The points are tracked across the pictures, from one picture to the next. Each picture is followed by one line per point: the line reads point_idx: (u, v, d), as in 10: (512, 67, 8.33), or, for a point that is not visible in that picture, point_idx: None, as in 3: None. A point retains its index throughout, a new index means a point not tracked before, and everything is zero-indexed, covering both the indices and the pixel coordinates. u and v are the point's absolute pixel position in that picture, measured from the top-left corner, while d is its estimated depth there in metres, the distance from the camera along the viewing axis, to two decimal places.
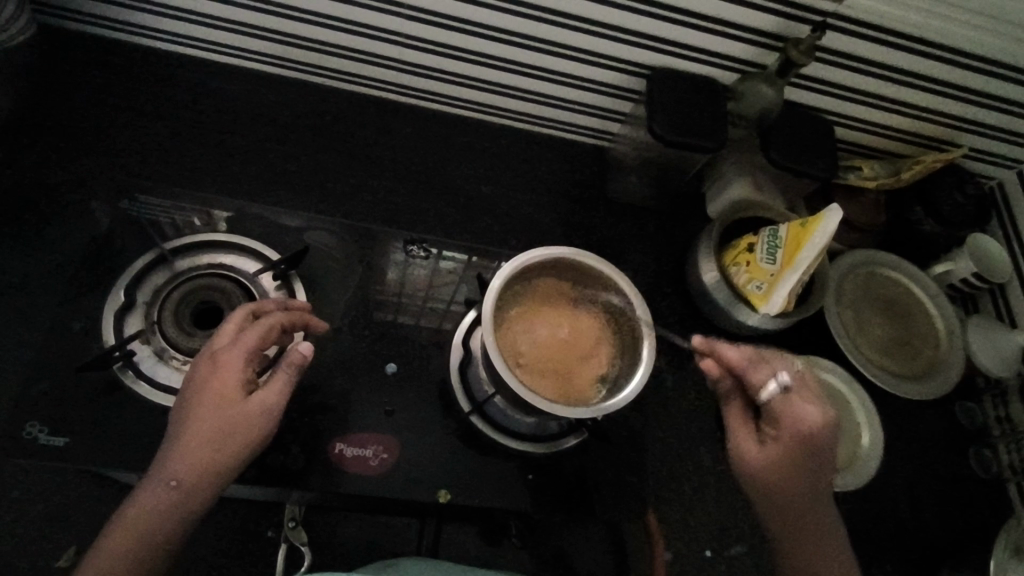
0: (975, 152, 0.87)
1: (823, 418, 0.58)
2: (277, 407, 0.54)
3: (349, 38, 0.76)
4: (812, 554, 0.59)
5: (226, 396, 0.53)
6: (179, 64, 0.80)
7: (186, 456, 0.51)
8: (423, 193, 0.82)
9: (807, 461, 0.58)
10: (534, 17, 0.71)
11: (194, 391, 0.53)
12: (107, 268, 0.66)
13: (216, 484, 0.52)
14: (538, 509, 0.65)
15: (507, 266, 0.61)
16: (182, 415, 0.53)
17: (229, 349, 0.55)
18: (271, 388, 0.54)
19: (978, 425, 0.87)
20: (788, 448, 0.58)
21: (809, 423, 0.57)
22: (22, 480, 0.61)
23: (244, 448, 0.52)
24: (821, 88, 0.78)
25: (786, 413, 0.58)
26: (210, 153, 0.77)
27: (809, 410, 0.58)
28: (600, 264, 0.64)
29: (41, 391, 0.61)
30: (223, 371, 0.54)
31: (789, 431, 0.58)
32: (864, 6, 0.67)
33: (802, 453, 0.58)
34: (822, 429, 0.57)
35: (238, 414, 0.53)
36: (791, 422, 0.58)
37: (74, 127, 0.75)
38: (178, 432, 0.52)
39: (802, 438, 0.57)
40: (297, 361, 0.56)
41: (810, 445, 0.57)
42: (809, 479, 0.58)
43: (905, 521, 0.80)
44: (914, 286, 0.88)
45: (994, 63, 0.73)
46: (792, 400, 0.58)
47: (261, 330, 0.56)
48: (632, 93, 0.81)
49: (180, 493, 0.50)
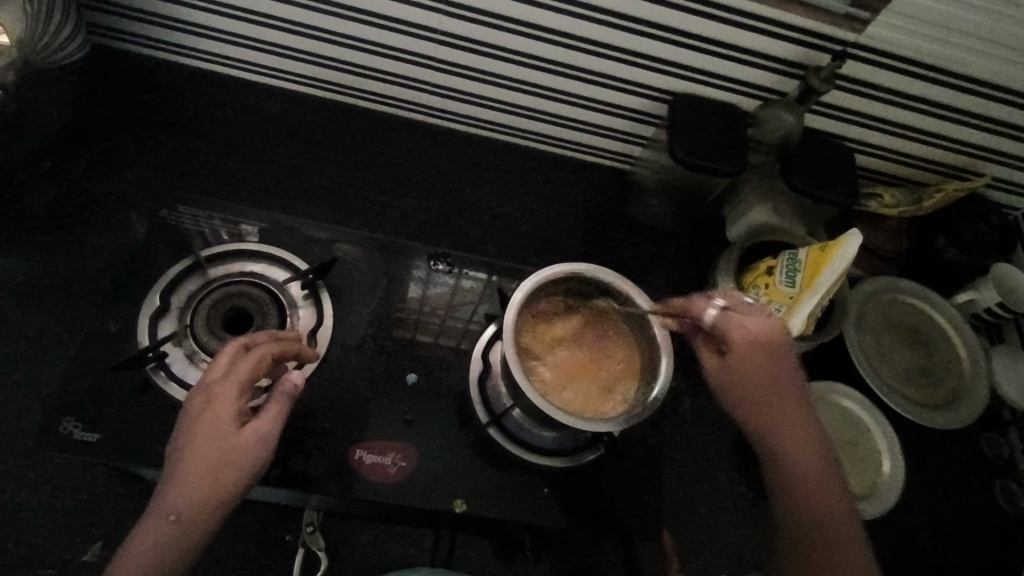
0: (1000, 181, 0.87)
1: (765, 323, 0.59)
2: (272, 435, 0.54)
3: (381, 60, 0.79)
4: (796, 491, 0.57)
5: (220, 428, 0.53)
6: (222, 83, 0.84)
7: (183, 488, 0.51)
8: (448, 211, 0.85)
9: (766, 372, 0.58)
10: (558, 43, 0.73)
11: (188, 426, 0.53)
12: (143, 275, 0.69)
13: (214, 517, 0.51)
14: (553, 523, 0.65)
15: (507, 308, 0.60)
16: (179, 450, 0.53)
17: (222, 382, 0.55)
18: (266, 417, 0.55)
19: (1005, 458, 0.85)
20: (743, 361, 0.58)
21: (752, 332, 0.59)
22: (54, 477, 0.63)
23: (242, 479, 0.52)
24: (840, 115, 0.79)
25: (729, 330, 0.59)
26: (246, 168, 0.81)
27: (750, 320, 0.59)
28: (547, 274, 0.63)
29: (76, 389, 0.63)
30: (218, 402, 0.54)
31: (737, 345, 0.59)
32: (881, 34, 0.68)
33: (758, 363, 0.58)
34: (764, 335, 0.59)
35: (232, 444, 0.53)
36: (737, 332, 0.59)
37: (119, 142, 0.79)
38: (175, 468, 0.52)
39: (753, 347, 0.58)
40: (289, 390, 0.56)
41: (759, 351, 0.58)
42: (770, 389, 0.58)
43: (927, 554, 0.79)
44: (935, 313, 0.87)
45: (1013, 93, 0.74)
46: (732, 315, 0.60)
47: (253, 361, 0.56)
48: (652, 118, 0.83)
49: (178, 529, 0.50)
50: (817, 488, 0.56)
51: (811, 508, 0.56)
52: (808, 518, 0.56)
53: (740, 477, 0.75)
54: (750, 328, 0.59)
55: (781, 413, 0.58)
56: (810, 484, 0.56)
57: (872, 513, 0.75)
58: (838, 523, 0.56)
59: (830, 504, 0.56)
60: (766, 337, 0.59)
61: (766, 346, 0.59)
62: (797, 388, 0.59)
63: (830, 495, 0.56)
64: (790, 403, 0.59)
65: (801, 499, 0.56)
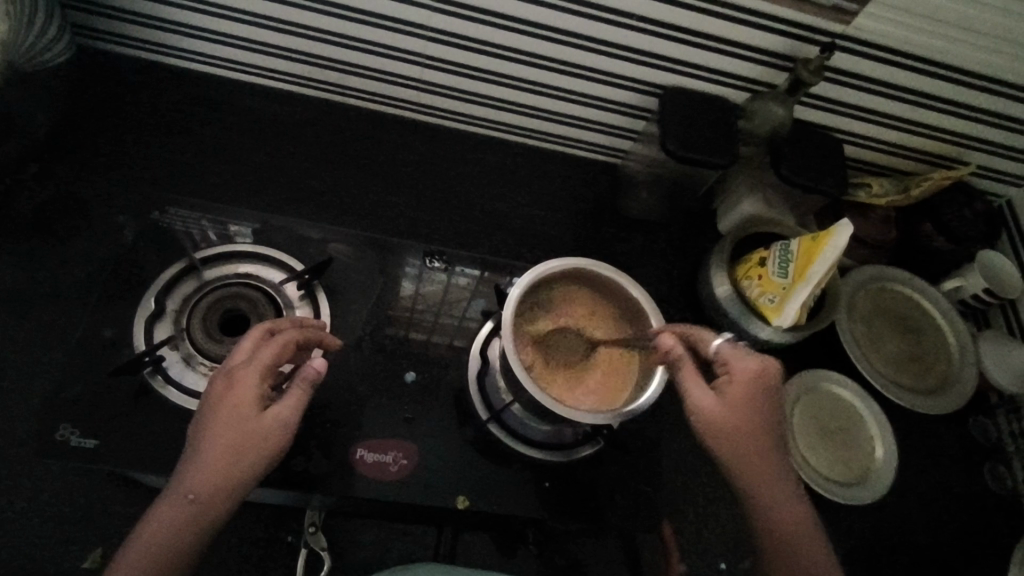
0: (984, 170, 0.88)
1: (767, 361, 0.60)
2: (291, 421, 0.54)
3: (371, 58, 0.78)
4: (785, 535, 0.57)
5: (240, 411, 0.53)
6: (210, 83, 0.83)
7: (202, 470, 0.51)
8: (441, 208, 0.85)
9: (758, 407, 0.59)
10: (551, 38, 0.73)
11: (210, 407, 0.53)
12: (136, 278, 0.68)
13: (231, 499, 0.51)
14: (554, 517, 0.66)
15: (513, 293, 0.61)
16: (199, 430, 0.53)
17: (245, 365, 0.55)
18: (285, 404, 0.54)
19: (993, 442, 0.87)
20: (743, 392, 0.58)
21: (753, 367, 0.59)
22: (51, 484, 0.63)
23: (259, 462, 0.52)
24: (830, 107, 0.80)
25: (733, 361, 0.60)
26: (236, 168, 0.80)
27: (752, 354, 0.60)
28: (535, 273, 0.63)
29: (72, 395, 0.62)
30: (239, 387, 0.54)
31: (737, 377, 0.59)
32: (869, 27, 0.69)
33: (755, 397, 0.59)
34: (765, 371, 0.59)
35: (252, 427, 0.52)
36: (740, 364, 0.59)
37: (105, 145, 0.78)
38: (195, 448, 0.52)
39: (754, 381, 0.59)
40: (310, 377, 0.56)
41: (759, 388, 0.59)
42: (759, 424, 0.58)
43: (921, 538, 0.80)
44: (923, 300, 0.89)
45: (999, 83, 0.75)
46: (736, 349, 0.61)
47: (277, 346, 0.56)
48: (643, 112, 0.83)
49: (195, 509, 0.50)
50: (794, 527, 0.58)
51: (787, 544, 0.57)
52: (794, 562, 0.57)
53: None
54: (748, 358, 0.60)
55: (771, 455, 0.58)
56: (792, 525, 0.58)
57: (867, 498, 0.76)
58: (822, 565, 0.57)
59: (815, 550, 0.58)
60: (766, 369, 0.59)
61: (763, 378, 0.59)
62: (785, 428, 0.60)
63: (801, 534, 0.58)
64: (776, 443, 0.59)
65: (790, 539, 0.57)
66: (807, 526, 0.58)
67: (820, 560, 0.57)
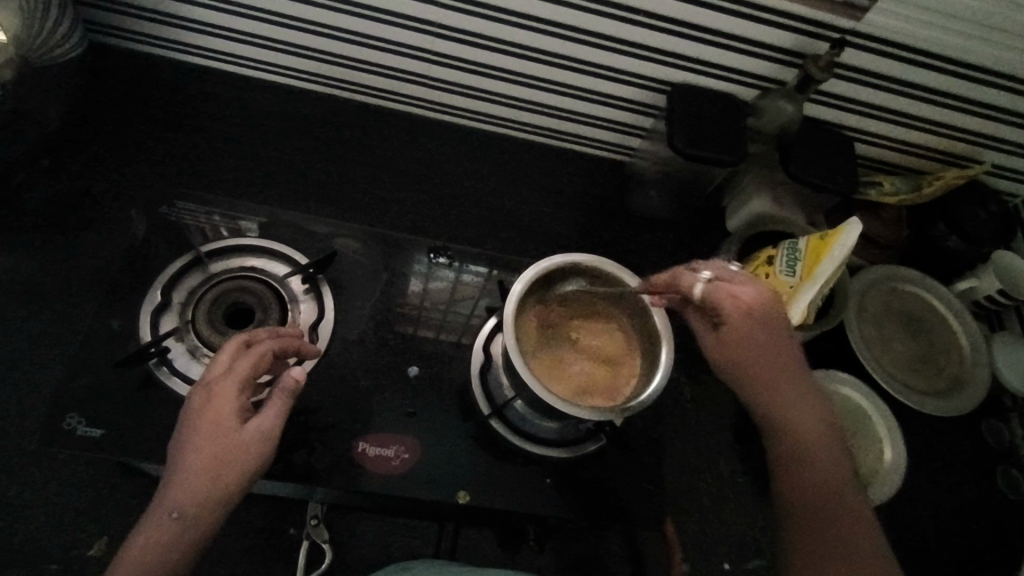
0: (1001, 169, 0.87)
1: (755, 292, 0.59)
2: (273, 432, 0.55)
3: (380, 55, 0.79)
4: (810, 469, 0.54)
5: (222, 424, 0.53)
6: (221, 80, 0.84)
7: (188, 484, 0.51)
8: (448, 205, 0.85)
9: (756, 340, 0.58)
10: (558, 35, 0.73)
11: (190, 422, 0.53)
12: (142, 271, 0.69)
13: (219, 513, 0.51)
14: (555, 513, 0.66)
15: (516, 289, 0.61)
16: (181, 446, 0.52)
17: (224, 378, 0.55)
18: (267, 415, 0.55)
19: (1006, 445, 0.85)
20: (739, 327, 0.58)
21: (742, 300, 0.58)
22: (59, 472, 0.64)
23: (244, 474, 0.52)
24: (840, 104, 0.79)
25: (721, 299, 0.59)
26: (244, 164, 0.81)
27: (738, 286, 0.59)
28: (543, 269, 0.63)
29: (79, 387, 0.63)
30: (220, 399, 0.54)
31: (730, 313, 0.58)
32: (881, 23, 0.68)
33: (752, 328, 0.58)
34: (756, 301, 0.58)
35: (235, 439, 0.53)
36: (727, 300, 0.58)
37: (116, 139, 0.79)
38: (177, 464, 0.52)
39: (744, 313, 0.58)
40: (290, 387, 0.57)
41: (753, 319, 0.58)
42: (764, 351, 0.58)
43: (930, 542, 0.79)
44: (935, 302, 0.88)
45: (1015, 80, 0.74)
46: (719, 284, 0.59)
47: (255, 358, 0.56)
48: (651, 109, 0.83)
49: (183, 527, 0.50)
50: (811, 448, 0.55)
51: (806, 475, 0.54)
52: (816, 500, 0.53)
53: (743, 466, 0.76)
54: (732, 295, 0.59)
55: (783, 383, 0.58)
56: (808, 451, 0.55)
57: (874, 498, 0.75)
58: (847, 497, 0.53)
59: (840, 482, 0.54)
60: (756, 299, 0.59)
61: (756, 308, 0.58)
62: (793, 355, 0.59)
63: (834, 459, 0.55)
64: (783, 370, 0.58)
65: (808, 474, 0.54)
66: (829, 441, 0.56)
67: (845, 490, 0.54)
